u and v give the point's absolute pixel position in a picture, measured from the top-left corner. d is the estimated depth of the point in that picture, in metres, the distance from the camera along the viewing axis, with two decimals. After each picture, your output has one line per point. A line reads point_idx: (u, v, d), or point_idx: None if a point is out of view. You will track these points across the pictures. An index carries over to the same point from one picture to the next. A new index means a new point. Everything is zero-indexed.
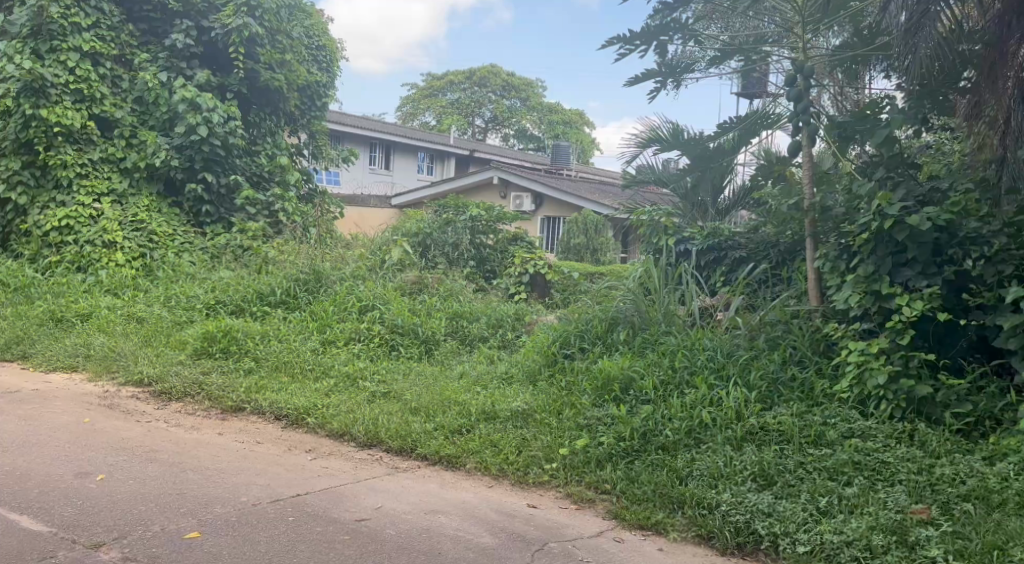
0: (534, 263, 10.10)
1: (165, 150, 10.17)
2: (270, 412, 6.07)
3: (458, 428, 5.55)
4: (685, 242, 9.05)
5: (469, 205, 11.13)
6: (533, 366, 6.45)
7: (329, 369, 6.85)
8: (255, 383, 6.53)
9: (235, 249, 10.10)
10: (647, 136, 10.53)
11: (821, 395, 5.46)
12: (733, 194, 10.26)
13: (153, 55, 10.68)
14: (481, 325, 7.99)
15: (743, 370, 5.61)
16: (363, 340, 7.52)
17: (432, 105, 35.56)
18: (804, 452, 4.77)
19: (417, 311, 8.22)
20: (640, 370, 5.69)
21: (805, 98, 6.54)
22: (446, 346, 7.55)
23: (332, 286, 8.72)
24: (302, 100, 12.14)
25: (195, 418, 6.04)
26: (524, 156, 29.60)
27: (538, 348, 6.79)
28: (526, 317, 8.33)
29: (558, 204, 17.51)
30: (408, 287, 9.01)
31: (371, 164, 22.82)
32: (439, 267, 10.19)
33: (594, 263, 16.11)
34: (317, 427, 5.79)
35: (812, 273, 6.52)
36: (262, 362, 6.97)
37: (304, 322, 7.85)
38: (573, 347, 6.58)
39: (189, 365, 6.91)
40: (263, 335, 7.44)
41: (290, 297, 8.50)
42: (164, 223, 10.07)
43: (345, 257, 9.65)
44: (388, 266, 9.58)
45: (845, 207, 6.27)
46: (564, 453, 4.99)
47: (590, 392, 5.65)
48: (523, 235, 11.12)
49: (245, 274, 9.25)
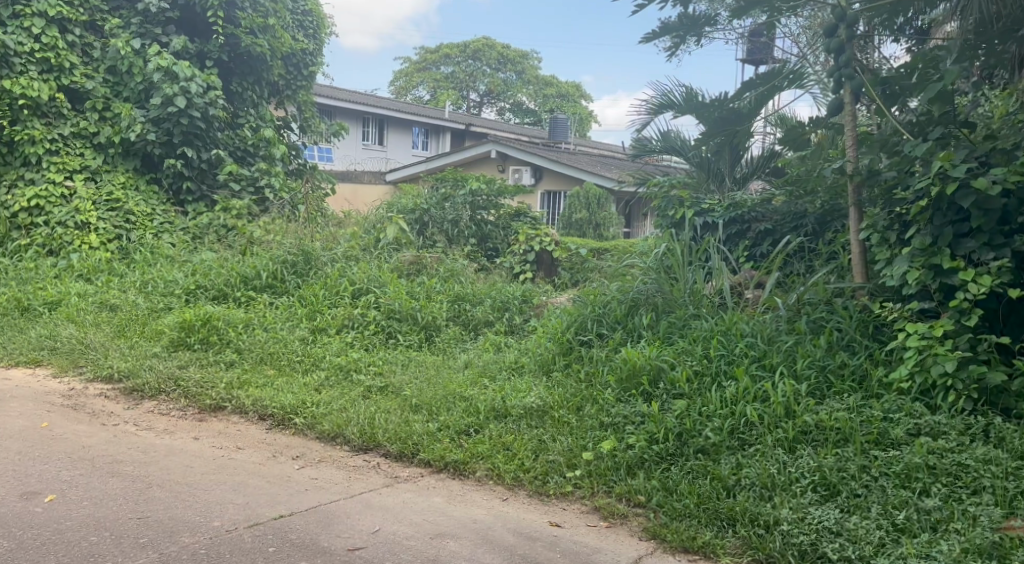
0: (540, 240, 9.42)
1: (141, 122, 9.43)
2: (254, 411, 5.42)
3: (464, 429, 4.91)
4: (704, 214, 8.38)
5: (468, 178, 10.41)
6: (547, 355, 5.80)
7: (320, 361, 6.18)
8: (237, 379, 5.86)
9: (218, 228, 9.40)
10: (659, 100, 9.78)
11: (877, 386, 4.81)
12: (750, 163, 9.54)
13: (126, 20, 9.88)
14: (486, 309, 7.32)
15: (787, 359, 4.96)
16: (356, 327, 6.84)
17: (426, 78, 34.58)
18: (868, 454, 4.13)
19: (415, 294, 7.54)
20: (669, 359, 5.02)
21: (848, 52, 5.85)
22: (448, 332, 6.90)
23: (322, 269, 8.03)
24: (288, 69, 11.36)
25: (169, 419, 5.38)
26: (520, 130, 28.78)
27: (551, 334, 6.14)
28: (534, 299, 7.67)
29: (559, 178, 16.77)
30: (405, 269, 8.33)
31: (363, 139, 22.01)
32: (438, 245, 9.50)
33: (596, 238, 15.43)
34: (306, 429, 5.14)
35: (856, 247, 5.87)
36: (245, 354, 6.30)
37: (293, 308, 7.18)
38: (589, 334, 5.91)
39: (164, 358, 6.23)
40: (247, 323, 6.76)
41: (277, 281, 7.80)
42: (141, 202, 9.36)
43: (337, 237, 8.96)
44: (382, 245, 8.89)
45: (895, 171, 5.60)
46: (588, 459, 4.35)
47: (613, 386, 4.98)
48: (527, 210, 10.42)
49: (229, 255, 8.56)
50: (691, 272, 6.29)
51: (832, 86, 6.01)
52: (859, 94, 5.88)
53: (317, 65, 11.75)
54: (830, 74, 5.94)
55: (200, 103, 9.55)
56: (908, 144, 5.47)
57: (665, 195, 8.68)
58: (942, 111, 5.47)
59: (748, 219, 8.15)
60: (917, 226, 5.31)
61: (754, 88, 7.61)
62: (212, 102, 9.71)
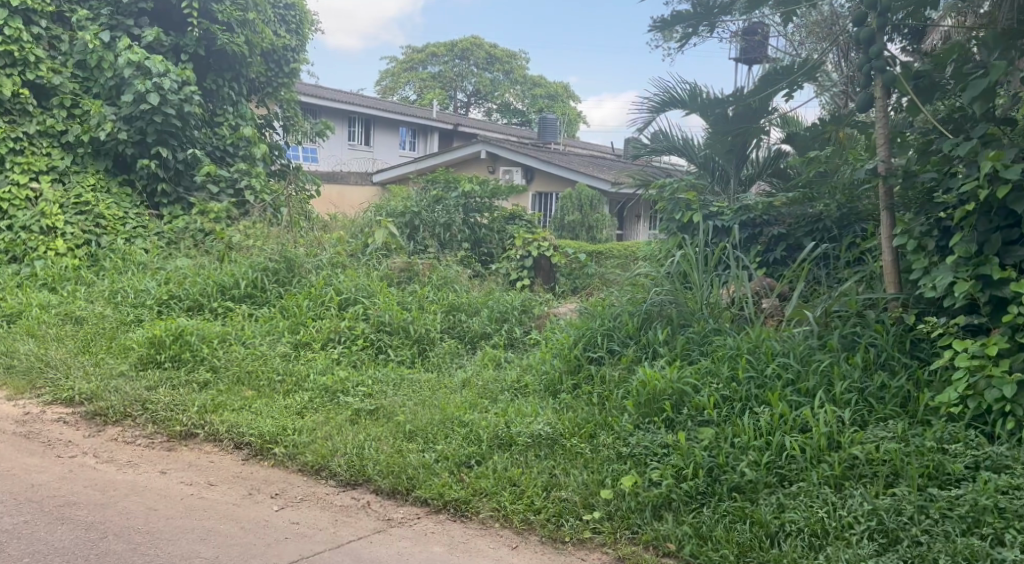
0: (538, 244, 8.90)
1: (112, 120, 8.85)
2: (229, 439, 4.89)
3: (465, 460, 4.40)
4: (713, 217, 7.92)
5: (461, 179, 9.89)
6: (553, 373, 5.30)
7: (304, 380, 5.65)
8: (212, 401, 5.32)
9: (195, 232, 8.82)
10: (662, 98, 9.30)
11: (925, 411, 4.32)
12: (755, 164, 9.01)
13: (95, 12, 9.26)
14: (482, 320, 6.80)
15: (823, 381, 4.46)
16: (343, 343, 6.29)
17: (412, 78, 33.96)
18: (926, 492, 3.63)
19: (406, 305, 6.99)
20: (692, 381, 4.50)
21: (879, 41, 5.32)
22: (443, 346, 6.38)
23: (306, 277, 7.48)
24: (268, 66, 10.75)
25: (134, 448, 4.83)
26: (509, 130, 28.21)
27: (556, 350, 5.63)
28: (534, 310, 7.15)
29: (550, 178, 16.26)
30: (395, 276, 7.78)
31: (350, 140, 21.43)
32: (430, 250, 8.96)
33: (590, 240, 14.94)
34: (288, 459, 4.61)
35: (888, 254, 5.37)
36: (221, 373, 5.75)
37: (274, 320, 6.62)
38: (600, 350, 5.40)
39: (132, 378, 5.67)
40: (224, 338, 6.21)
41: (257, 291, 7.25)
42: (112, 205, 8.76)
43: (322, 242, 8.42)
44: (371, 251, 8.35)
45: (933, 172, 5.13)
46: (608, 498, 3.84)
47: (630, 412, 4.46)
48: (522, 213, 9.92)
49: (206, 262, 8.00)
50: (706, 281, 5.80)
51: (861, 79, 5.48)
52: (891, 88, 5.37)
53: (299, 62, 11.15)
54: (859, 67, 5.44)
55: (174, 101, 8.97)
56: (948, 143, 5.02)
57: (671, 197, 8.20)
58: (984, 109, 4.99)
59: (759, 223, 7.68)
60: (959, 231, 4.85)
61: (777, 84, 7.00)
62: (187, 100, 9.13)
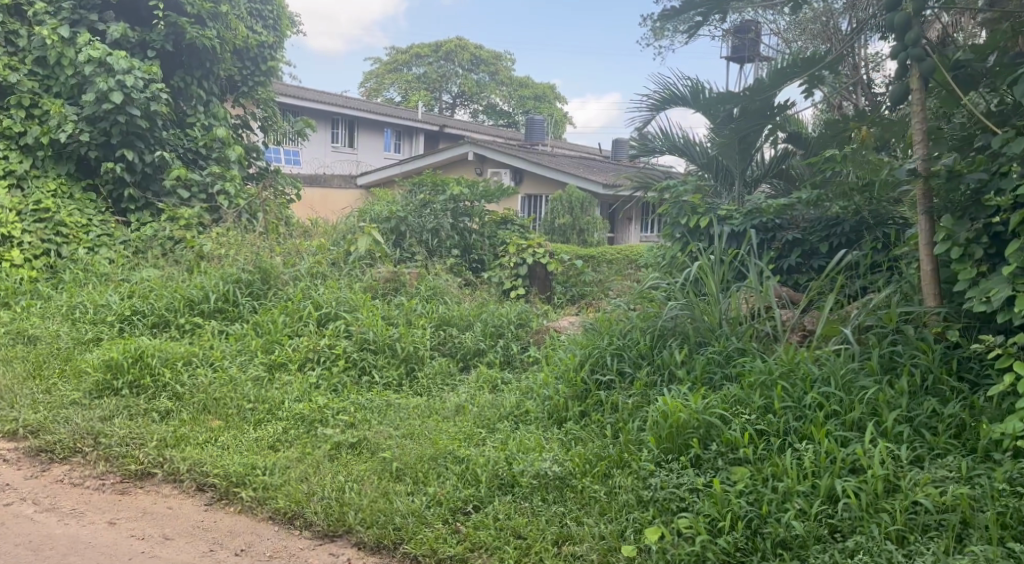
0: (533, 251, 8.32)
1: (73, 121, 8.21)
2: (191, 480, 4.31)
3: (461, 504, 3.84)
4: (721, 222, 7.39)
5: (449, 182, 9.31)
6: (558, 399, 4.73)
7: (278, 409, 5.04)
8: (173, 435, 4.72)
9: (164, 240, 8.18)
10: (662, 95, 8.74)
11: (989, 444, 3.79)
12: (761, 164, 8.48)
13: (54, 4, 8.60)
14: (476, 335, 6.24)
15: (870, 410, 3.92)
16: (322, 363, 5.68)
17: (396, 80, 33.26)
18: (1007, 548, 3.08)
19: (392, 320, 6.39)
20: (721, 411, 3.94)
21: (917, 28, 4.78)
22: (433, 366, 5.81)
23: (283, 289, 6.89)
24: (242, 63, 10.11)
25: (80, 492, 4.22)
26: (495, 132, 27.58)
27: (560, 371, 5.06)
28: (531, 323, 6.58)
29: (540, 180, 15.67)
30: (379, 288, 7.15)
31: (332, 141, 20.77)
32: (417, 259, 8.37)
33: (581, 244, 14.41)
34: (256, 504, 4.03)
35: (928, 265, 4.83)
36: (184, 401, 5.13)
37: (245, 338, 6.01)
38: (610, 372, 4.83)
39: (84, 407, 5.05)
40: (190, 359, 5.60)
41: (228, 305, 6.64)
42: (75, 211, 8.10)
43: (301, 251, 7.84)
44: (353, 261, 7.75)
45: (981, 172, 4.61)
46: (630, 556, 3.30)
47: (651, 448, 3.89)
48: (514, 217, 9.36)
49: (174, 274, 7.37)
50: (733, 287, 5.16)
51: (896, 69, 4.93)
52: (929, 80, 4.82)
53: (275, 59, 10.51)
54: (894, 55, 4.88)
55: (140, 100, 8.33)
56: (998, 141, 4.50)
57: (676, 200, 7.64)
58: None
59: (772, 227, 7.16)
60: (1013, 239, 4.33)
61: (793, 78, 6.35)
62: (154, 99, 8.49)
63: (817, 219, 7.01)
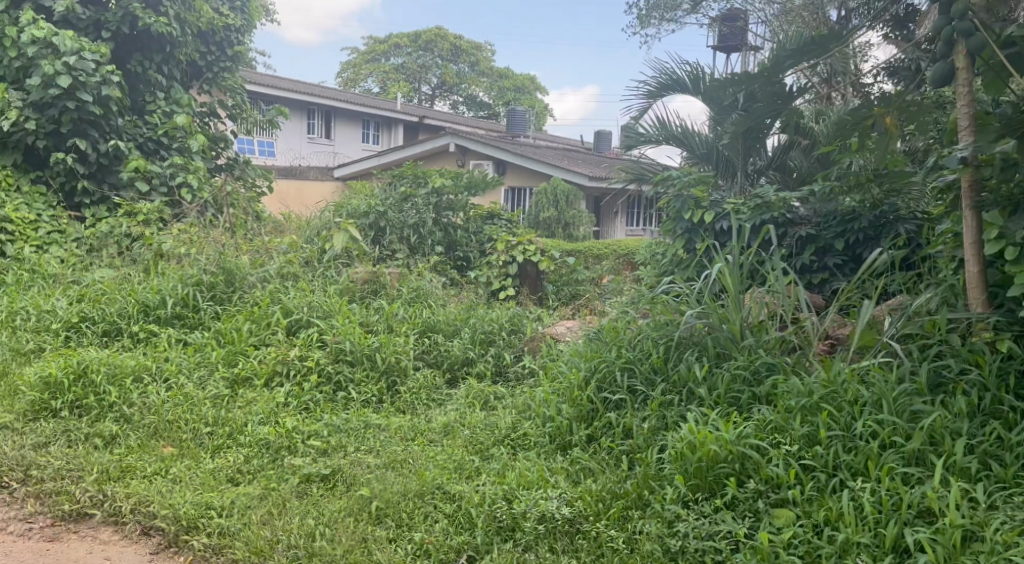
0: (523, 248, 7.73)
1: (17, 107, 7.47)
2: (134, 523, 3.68)
3: (451, 556, 3.25)
4: (726, 217, 6.78)
5: (431, 174, 8.69)
6: (560, 422, 4.14)
7: (241, 434, 4.42)
8: (117, 467, 4.08)
9: (120, 237, 7.48)
10: (658, 82, 8.13)
11: None
12: (765, 155, 7.88)
13: None
14: (464, 343, 5.65)
15: (930, 439, 3.35)
16: (290, 378, 5.05)
17: (374, 70, 31.33)
18: None
19: (370, 328, 5.76)
20: (758, 442, 3.37)
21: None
22: (418, 379, 5.20)
23: (250, 291, 6.25)
24: (205, 47, 9.41)
25: (3, 540, 3.59)
26: (477, 123, 26.84)
27: (560, 387, 4.46)
28: (525, 328, 6.00)
29: (524, 172, 15.04)
30: (357, 290, 6.52)
31: (309, 132, 20.02)
32: (398, 257, 7.76)
33: (566, 239, 13.86)
34: (210, 555, 3.44)
35: (974, 268, 4.27)
36: (132, 425, 4.49)
37: (206, 349, 5.36)
38: (620, 390, 4.23)
39: (14, 433, 4.38)
40: (143, 374, 4.94)
41: (188, 310, 5.97)
42: (22, 206, 7.37)
43: (272, 249, 7.24)
44: (328, 260, 7.09)
45: None
46: None
47: (677, 486, 3.31)
48: (501, 211, 8.76)
49: (130, 275, 6.68)
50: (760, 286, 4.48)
51: (938, 45, 4.35)
52: (977, 57, 4.25)
53: (243, 43, 9.80)
54: (935, 30, 4.31)
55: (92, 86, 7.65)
56: None
57: (678, 194, 7.05)
58: None
59: (783, 223, 6.59)
60: None
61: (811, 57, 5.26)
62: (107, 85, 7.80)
63: (832, 214, 6.46)
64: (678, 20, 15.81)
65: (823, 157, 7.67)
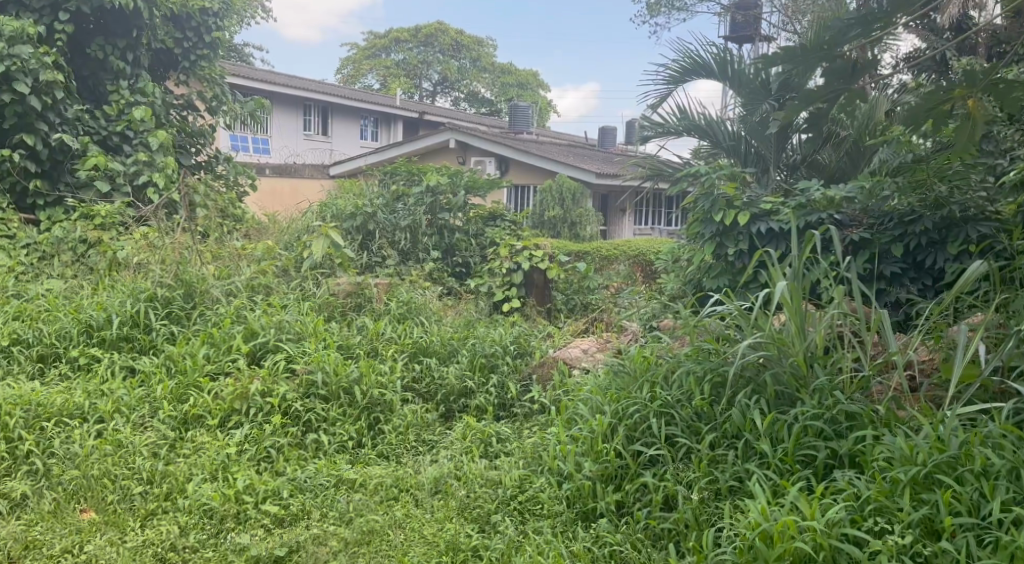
0: (529, 254, 6.82)
1: None
2: None
3: None
4: (763, 219, 5.83)
5: (427, 171, 7.83)
6: (580, 483, 3.25)
7: (181, 495, 3.54)
8: (19, 543, 3.22)
9: (74, 243, 6.57)
10: (677, 69, 7.16)
11: None
12: (798, 147, 6.84)
13: None
14: (462, 369, 4.78)
15: None
16: (248, 418, 4.16)
17: (375, 66, 30.18)
18: None
19: (351, 352, 4.89)
20: (858, 533, 2.53)
21: None
22: (406, 415, 4.33)
23: (213, 308, 5.38)
24: (181, 33, 8.49)
25: None
26: (479, 119, 25.90)
27: (578, 432, 3.55)
28: (532, 351, 5.12)
29: (527, 168, 14.15)
30: (338, 306, 5.63)
31: (305, 129, 19.10)
32: (388, 265, 6.91)
33: (572, 239, 12.99)
34: None
35: None
36: (49, 482, 3.63)
37: (152, 380, 4.47)
38: (656, 441, 3.32)
39: None
40: (70, 415, 4.05)
41: (140, 332, 5.08)
42: None
43: (245, 258, 6.37)
44: (309, 269, 6.21)
45: None
46: None
47: None
48: (504, 211, 7.86)
49: (80, 290, 5.78)
50: (829, 309, 3.55)
51: None
52: None
53: (221, 29, 8.89)
54: None
55: (32, 71, 6.77)
56: None
57: (707, 193, 6.13)
58: None
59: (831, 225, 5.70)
60: None
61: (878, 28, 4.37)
62: (52, 70, 6.92)
63: (887, 215, 5.58)
64: (689, 8, 14.90)
65: (855, 152, 6.62)
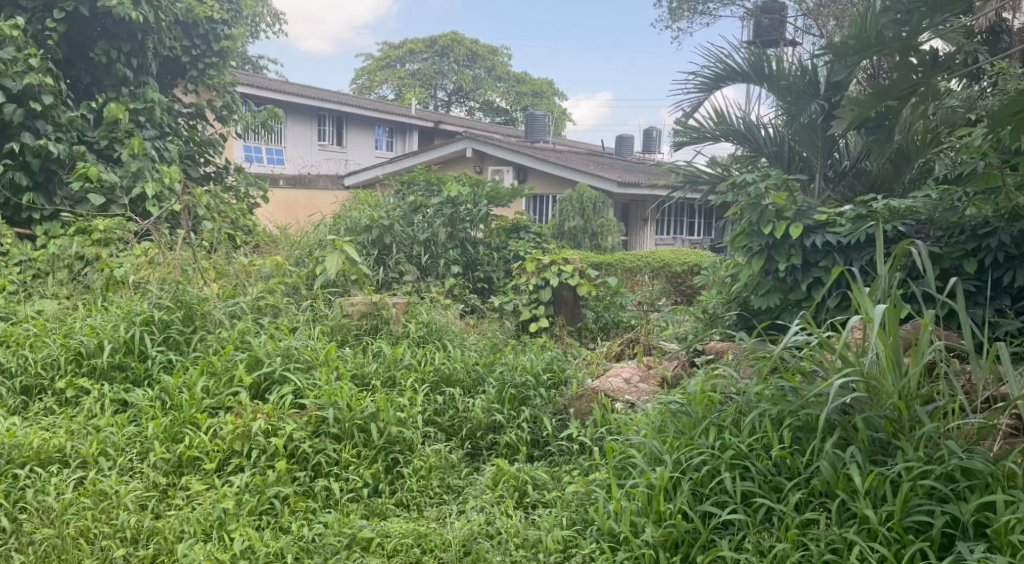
0: (558, 269, 6.28)
1: None
2: None
3: None
4: (821, 231, 5.27)
5: (447, 180, 7.32)
6: (637, 552, 2.74)
7: (170, 559, 3.09)
8: None
9: (69, 260, 6.10)
10: (710, 71, 6.56)
11: None
12: (849, 149, 6.18)
13: None
14: (490, 402, 4.26)
15: None
16: (249, 462, 3.66)
17: (389, 76, 29.81)
18: None
19: (366, 382, 4.38)
20: None
21: None
22: (429, 455, 3.83)
23: (214, 333, 4.88)
24: (189, 40, 8.05)
25: None
26: (495, 128, 25.45)
27: (634, 484, 3.02)
28: (565, 380, 4.60)
29: (547, 177, 13.65)
30: (351, 329, 5.13)
31: (319, 139, 18.70)
32: (405, 282, 6.41)
33: (593, 250, 12.46)
34: None
35: None
36: (19, 541, 3.15)
37: (144, 417, 3.97)
38: (728, 500, 2.81)
39: None
40: (49, 459, 3.57)
41: (134, 359, 4.59)
42: None
43: (252, 276, 5.89)
44: (320, 288, 5.72)
45: None
46: None
47: None
48: (529, 222, 7.35)
49: (73, 312, 5.30)
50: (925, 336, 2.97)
51: None
52: None
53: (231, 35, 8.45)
54: None
55: (14, 74, 6.33)
56: None
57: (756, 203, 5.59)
58: None
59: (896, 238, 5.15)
60: None
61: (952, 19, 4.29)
62: (42, 74, 6.55)
63: (959, 227, 5.02)
64: (713, 12, 14.36)
65: (900, 157, 5.87)
